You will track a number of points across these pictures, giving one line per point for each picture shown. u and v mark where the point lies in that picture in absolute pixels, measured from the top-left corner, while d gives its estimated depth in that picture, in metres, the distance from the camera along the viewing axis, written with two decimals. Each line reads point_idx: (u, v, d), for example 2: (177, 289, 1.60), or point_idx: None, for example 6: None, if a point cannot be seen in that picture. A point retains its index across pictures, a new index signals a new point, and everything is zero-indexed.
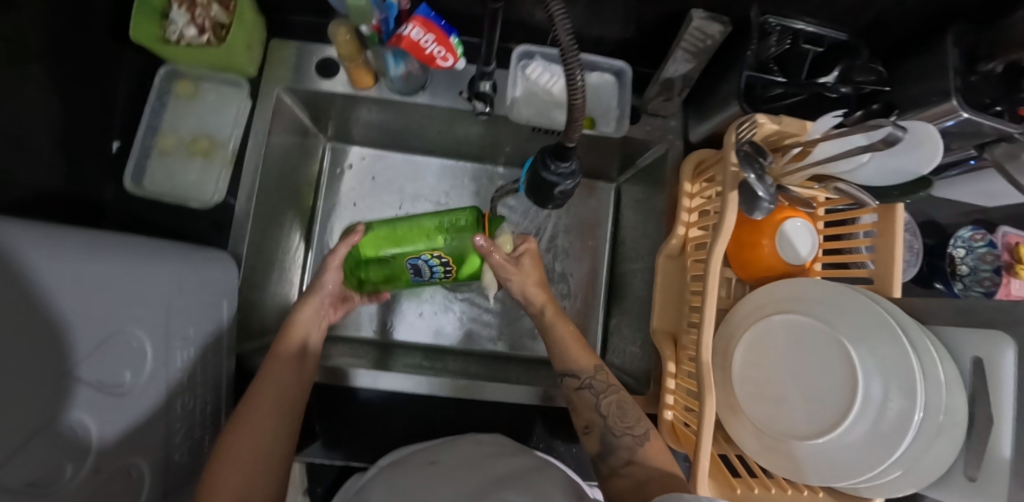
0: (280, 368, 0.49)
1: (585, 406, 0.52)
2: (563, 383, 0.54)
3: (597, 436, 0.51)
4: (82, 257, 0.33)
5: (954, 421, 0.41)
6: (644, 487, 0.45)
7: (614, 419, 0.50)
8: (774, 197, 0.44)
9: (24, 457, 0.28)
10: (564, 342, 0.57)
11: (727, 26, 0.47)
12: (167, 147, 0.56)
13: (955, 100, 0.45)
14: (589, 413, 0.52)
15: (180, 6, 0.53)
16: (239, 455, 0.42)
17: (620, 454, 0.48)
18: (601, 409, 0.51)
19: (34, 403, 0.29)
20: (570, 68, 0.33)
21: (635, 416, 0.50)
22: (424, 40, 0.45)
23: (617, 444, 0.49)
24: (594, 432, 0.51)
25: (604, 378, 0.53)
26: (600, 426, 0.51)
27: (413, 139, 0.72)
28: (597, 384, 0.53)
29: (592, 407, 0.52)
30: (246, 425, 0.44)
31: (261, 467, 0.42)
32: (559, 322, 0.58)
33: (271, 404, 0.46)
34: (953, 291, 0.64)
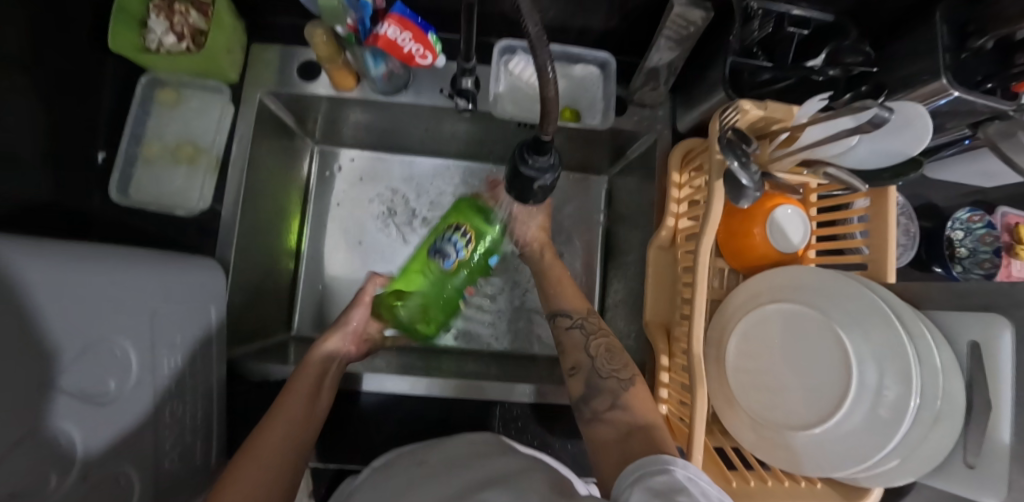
0: (302, 387, 0.47)
1: (574, 347, 0.53)
2: (555, 322, 0.57)
3: (583, 379, 0.50)
4: (63, 270, 0.34)
5: (952, 407, 0.40)
6: (626, 439, 0.42)
7: (602, 361, 0.50)
8: (758, 185, 0.43)
9: (7, 466, 0.28)
10: (559, 287, 0.60)
11: (709, 12, 0.46)
12: (152, 156, 0.56)
13: (945, 78, 0.44)
14: (577, 353, 0.52)
15: (158, 14, 0.53)
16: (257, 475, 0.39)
17: (605, 398, 0.47)
18: (589, 350, 0.52)
19: (17, 415, 0.29)
20: (541, 60, 0.32)
21: (621, 360, 0.50)
22: (401, 38, 0.44)
23: (602, 387, 0.48)
24: (580, 374, 0.51)
25: (594, 322, 0.55)
26: (587, 367, 0.51)
27: (403, 140, 0.72)
28: (587, 325, 0.55)
29: (580, 347, 0.53)
30: (266, 445, 0.41)
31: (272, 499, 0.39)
32: (555, 265, 0.63)
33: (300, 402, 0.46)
34: (952, 274, 0.63)
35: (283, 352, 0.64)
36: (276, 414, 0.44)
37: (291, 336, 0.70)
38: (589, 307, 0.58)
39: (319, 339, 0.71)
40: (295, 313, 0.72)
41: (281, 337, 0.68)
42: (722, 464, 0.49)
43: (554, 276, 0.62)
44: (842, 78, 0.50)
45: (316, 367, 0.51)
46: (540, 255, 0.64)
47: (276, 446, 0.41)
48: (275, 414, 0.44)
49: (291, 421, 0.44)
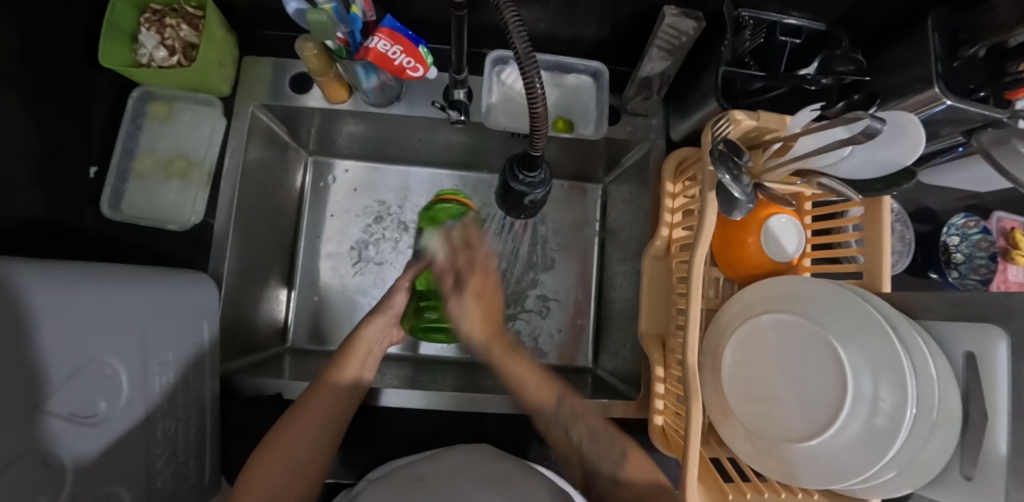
0: (319, 406, 0.49)
1: (560, 442, 0.53)
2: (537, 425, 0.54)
3: (565, 423, 0.52)
4: (52, 291, 0.33)
5: (949, 418, 0.40)
6: None
7: (581, 433, 0.52)
8: (751, 197, 0.43)
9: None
10: (521, 384, 0.55)
11: (700, 21, 0.46)
12: (144, 170, 0.56)
13: (938, 87, 0.44)
14: (566, 448, 0.53)
15: (149, 28, 0.53)
16: (290, 451, 0.45)
17: (604, 481, 0.50)
18: (574, 441, 0.52)
19: (6, 440, 0.28)
20: (529, 78, 0.33)
21: (611, 442, 0.51)
22: (391, 51, 0.44)
23: (598, 469, 0.50)
24: (557, 423, 0.53)
25: (570, 408, 0.53)
26: (578, 459, 0.52)
27: (397, 151, 0.72)
28: (563, 419, 0.53)
29: (552, 414, 0.53)
30: (303, 423, 0.47)
31: (301, 471, 0.45)
32: (509, 362, 0.56)
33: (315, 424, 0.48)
34: (948, 280, 0.63)
35: (278, 366, 0.64)
36: (313, 396, 0.49)
37: (286, 348, 0.70)
38: (559, 391, 0.54)
39: (314, 351, 0.71)
40: (290, 325, 0.72)
41: (276, 349, 0.68)
42: (718, 475, 0.48)
43: (511, 379, 0.55)
44: (836, 87, 0.49)
45: (360, 349, 0.56)
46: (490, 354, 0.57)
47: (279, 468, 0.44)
48: (286, 434, 0.46)
49: (297, 444, 0.46)
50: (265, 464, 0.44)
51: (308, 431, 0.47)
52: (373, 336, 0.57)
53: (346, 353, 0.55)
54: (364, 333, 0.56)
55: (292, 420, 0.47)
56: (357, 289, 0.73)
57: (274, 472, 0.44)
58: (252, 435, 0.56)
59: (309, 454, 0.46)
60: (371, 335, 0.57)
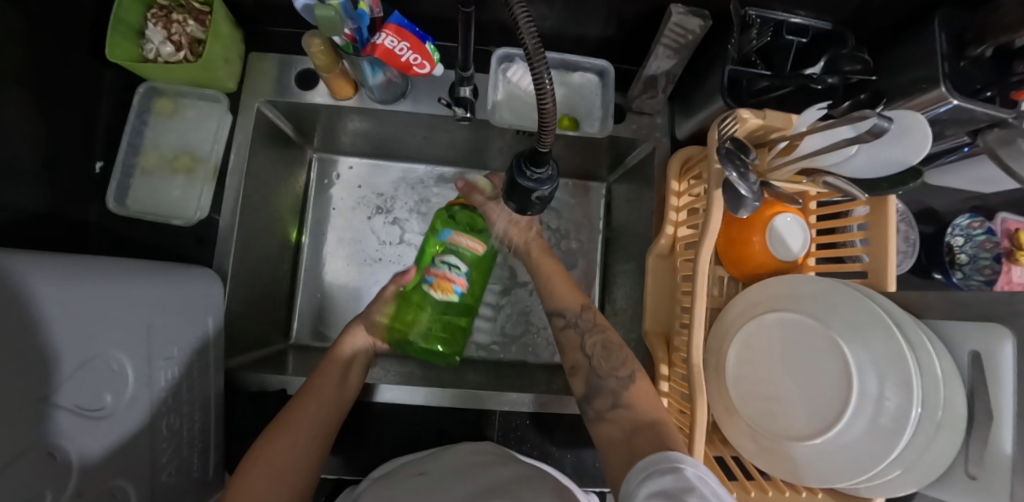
0: (316, 402, 0.50)
1: (572, 347, 0.54)
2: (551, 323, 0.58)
3: (583, 378, 0.51)
4: (59, 284, 0.34)
5: (954, 417, 0.39)
6: (634, 433, 0.43)
7: (602, 362, 0.51)
8: (757, 195, 0.42)
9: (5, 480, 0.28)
10: (551, 284, 0.60)
11: (707, 21, 0.46)
12: (149, 165, 0.56)
13: (944, 87, 0.44)
14: (575, 354, 0.54)
15: (156, 24, 0.53)
16: (289, 438, 0.46)
17: (606, 398, 0.48)
18: (585, 350, 0.53)
19: (11, 432, 0.28)
20: (537, 73, 0.33)
21: (620, 358, 0.51)
22: (399, 48, 0.44)
23: (604, 385, 0.49)
24: (580, 374, 0.52)
25: (587, 320, 0.55)
26: (585, 367, 0.52)
27: (402, 148, 0.72)
28: (581, 323, 0.55)
29: (577, 347, 0.54)
30: (289, 431, 0.46)
31: (293, 476, 0.44)
32: (543, 259, 0.63)
33: (314, 408, 0.49)
34: (953, 281, 0.63)
35: (282, 362, 0.64)
36: (299, 404, 0.49)
37: (290, 345, 0.70)
38: (583, 303, 0.57)
39: (318, 348, 0.71)
40: (293, 322, 0.72)
41: (280, 346, 0.68)
42: (722, 474, 0.48)
43: (543, 272, 0.62)
44: (841, 87, 0.49)
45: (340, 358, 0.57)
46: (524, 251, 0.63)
47: (287, 459, 0.45)
48: (289, 420, 0.47)
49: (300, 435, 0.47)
50: (267, 451, 0.45)
51: (294, 438, 0.46)
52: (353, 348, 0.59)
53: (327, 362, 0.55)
54: (344, 340, 0.59)
55: (276, 430, 0.46)
56: (361, 287, 0.73)
57: (262, 480, 0.43)
58: (256, 431, 0.56)
59: (295, 462, 0.45)
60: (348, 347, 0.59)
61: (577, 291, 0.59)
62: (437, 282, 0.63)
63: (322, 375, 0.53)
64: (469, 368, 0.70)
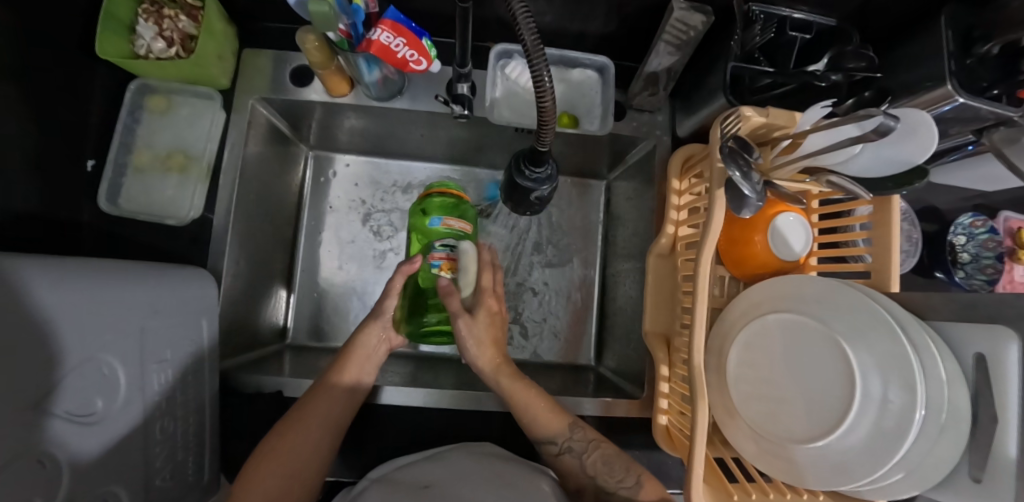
0: (324, 406, 0.48)
1: (572, 471, 0.52)
2: (542, 450, 0.52)
3: (573, 460, 0.51)
4: (48, 287, 0.33)
5: (957, 419, 0.39)
6: None
7: (604, 478, 0.50)
8: (760, 195, 0.42)
9: None
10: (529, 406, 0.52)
11: (709, 16, 0.45)
12: (142, 164, 0.55)
13: (950, 84, 0.43)
14: (577, 478, 0.51)
15: (148, 19, 0.52)
16: (299, 444, 0.46)
17: (597, 495, 0.49)
18: (587, 471, 0.51)
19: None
20: (538, 72, 0.33)
21: (622, 467, 0.50)
22: (394, 44, 0.43)
23: (614, 499, 0.49)
24: (587, 495, 0.51)
25: (583, 435, 0.51)
26: (591, 488, 0.51)
27: (399, 146, 0.71)
28: (575, 446, 0.51)
29: (579, 471, 0.51)
30: (300, 428, 0.46)
31: (298, 479, 0.45)
32: (516, 389, 0.52)
33: (326, 409, 0.48)
34: (954, 280, 0.62)
35: (278, 363, 0.63)
36: (312, 404, 0.48)
37: (286, 345, 0.69)
38: (570, 420, 0.52)
39: (315, 348, 0.70)
40: (289, 322, 0.71)
41: (276, 346, 0.67)
42: (723, 476, 0.48)
43: (509, 396, 0.52)
44: (845, 83, 0.48)
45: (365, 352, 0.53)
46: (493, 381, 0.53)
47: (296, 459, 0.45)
48: (297, 424, 0.46)
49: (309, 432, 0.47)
50: (278, 448, 0.45)
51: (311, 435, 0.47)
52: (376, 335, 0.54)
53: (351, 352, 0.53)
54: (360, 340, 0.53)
55: (292, 428, 0.46)
56: (358, 286, 0.72)
57: (273, 479, 0.44)
58: (252, 433, 0.55)
59: (304, 460, 0.46)
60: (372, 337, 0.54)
61: (558, 408, 0.53)
62: (443, 265, 0.58)
63: (335, 386, 0.50)
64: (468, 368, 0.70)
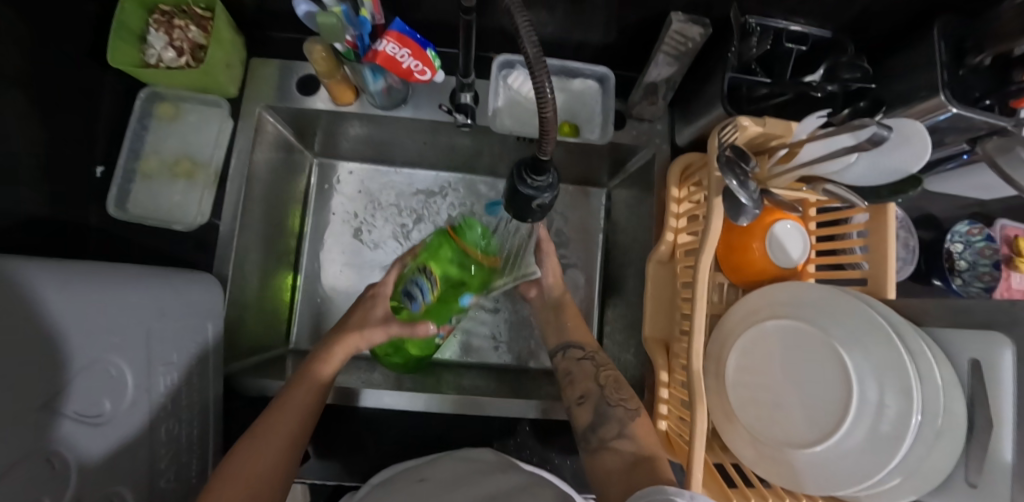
0: (302, 398, 0.48)
1: (585, 376, 0.56)
2: (566, 353, 0.60)
3: (591, 407, 0.53)
4: (59, 290, 0.34)
5: (953, 424, 0.39)
6: (633, 469, 0.45)
7: (610, 390, 0.53)
8: (758, 203, 0.43)
9: (6, 487, 0.28)
10: (566, 321, 0.64)
11: (706, 28, 0.46)
12: (150, 171, 0.56)
13: (944, 95, 0.44)
14: (587, 382, 0.55)
15: (158, 29, 0.53)
16: (277, 435, 0.45)
17: (611, 427, 0.50)
18: (598, 380, 0.55)
19: (10, 439, 0.28)
20: (539, 81, 0.33)
21: (629, 390, 0.53)
22: (400, 54, 0.45)
23: (608, 416, 0.51)
24: (588, 403, 0.53)
25: (602, 356, 0.59)
26: (596, 394, 0.54)
27: (402, 153, 0.72)
28: (597, 357, 0.58)
29: (590, 377, 0.56)
30: (279, 422, 0.45)
31: (267, 485, 0.42)
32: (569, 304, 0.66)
33: (303, 400, 0.48)
34: (952, 287, 0.63)
35: (281, 367, 0.63)
36: (292, 394, 0.48)
37: (289, 350, 0.70)
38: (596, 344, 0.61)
39: (317, 353, 0.71)
40: (292, 327, 0.71)
41: (279, 351, 0.68)
42: (722, 481, 0.48)
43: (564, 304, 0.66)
44: (841, 94, 0.49)
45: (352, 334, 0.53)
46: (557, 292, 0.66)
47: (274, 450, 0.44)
48: (273, 417, 0.45)
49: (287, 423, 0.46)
50: (254, 444, 0.43)
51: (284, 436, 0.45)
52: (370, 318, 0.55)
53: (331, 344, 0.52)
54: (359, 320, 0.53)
55: (270, 418, 0.45)
56: (360, 291, 0.73)
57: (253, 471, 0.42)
58: None
59: (280, 452, 0.44)
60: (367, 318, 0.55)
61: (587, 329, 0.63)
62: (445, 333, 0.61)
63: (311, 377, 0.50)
64: (470, 374, 0.70)
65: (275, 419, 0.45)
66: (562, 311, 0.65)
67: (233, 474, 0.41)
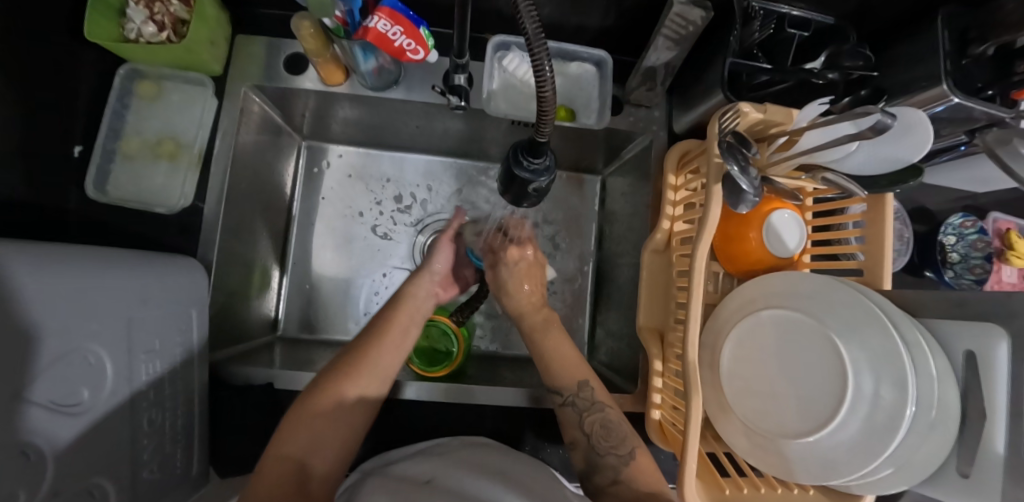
0: (365, 377, 0.47)
1: (570, 423, 0.51)
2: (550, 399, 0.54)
3: (582, 455, 0.50)
4: (33, 276, 0.32)
5: (947, 416, 0.39)
6: None
7: (598, 438, 0.49)
8: (758, 190, 0.42)
9: None
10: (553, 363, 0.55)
11: (708, 11, 0.45)
12: (130, 151, 0.53)
13: (946, 84, 0.44)
14: (572, 431, 0.51)
15: (138, 2, 0.50)
16: (326, 420, 0.43)
17: (606, 473, 0.48)
18: (584, 428, 0.50)
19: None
20: (538, 59, 0.34)
21: (619, 434, 0.49)
22: (392, 32, 0.43)
23: (602, 462, 0.48)
24: (578, 450, 0.50)
25: (586, 397, 0.51)
26: (584, 444, 0.50)
27: (394, 137, 0.70)
28: (580, 402, 0.51)
29: (575, 426, 0.51)
30: (331, 398, 0.44)
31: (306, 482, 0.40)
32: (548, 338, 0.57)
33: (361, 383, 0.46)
34: (944, 279, 0.63)
35: (269, 356, 0.62)
36: (355, 373, 0.47)
37: (277, 337, 0.68)
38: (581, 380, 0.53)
39: (305, 341, 0.69)
40: (281, 315, 0.70)
41: (266, 339, 0.66)
42: (715, 471, 0.49)
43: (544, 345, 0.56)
44: (842, 82, 0.49)
45: (409, 307, 0.55)
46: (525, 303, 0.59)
47: (326, 438, 0.43)
48: (327, 394, 0.44)
49: (341, 408, 0.44)
50: (302, 423, 0.43)
51: (330, 425, 0.43)
52: (422, 293, 0.58)
53: (387, 328, 0.52)
54: (412, 289, 0.57)
55: (324, 394, 0.44)
56: (350, 279, 0.71)
57: (301, 443, 0.42)
58: (240, 428, 0.54)
59: (328, 434, 0.43)
60: (417, 295, 0.58)
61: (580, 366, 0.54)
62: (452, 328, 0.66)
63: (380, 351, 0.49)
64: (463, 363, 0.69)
65: (325, 395, 0.44)
66: (545, 357, 0.55)
67: (281, 454, 0.41)
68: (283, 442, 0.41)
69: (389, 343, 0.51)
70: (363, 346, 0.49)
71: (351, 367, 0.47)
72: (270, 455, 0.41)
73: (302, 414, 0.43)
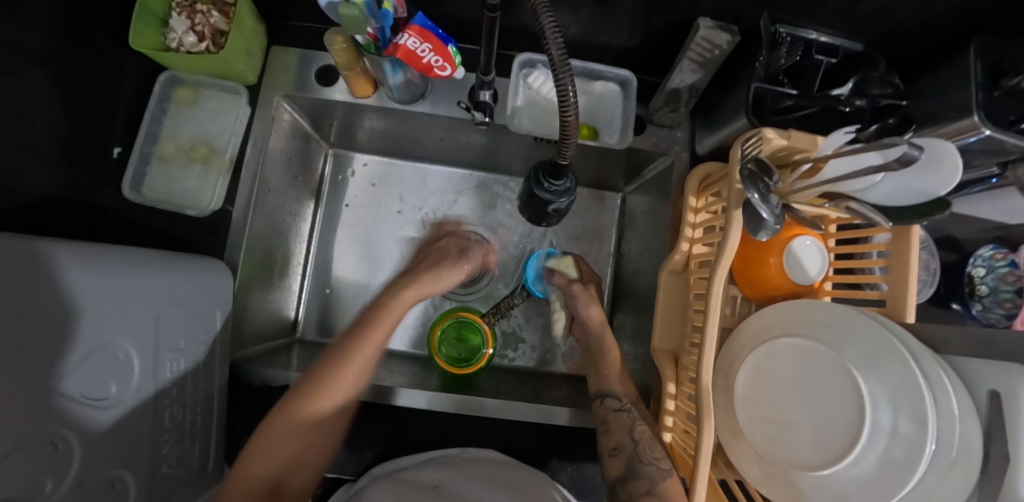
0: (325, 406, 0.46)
1: (619, 428, 0.51)
2: (601, 404, 0.54)
3: (624, 460, 0.49)
4: (65, 274, 0.34)
5: (967, 457, 0.37)
6: None
7: (645, 446, 0.49)
8: (777, 219, 0.42)
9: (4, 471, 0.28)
10: (612, 366, 0.57)
11: (735, 36, 0.46)
12: (166, 154, 0.56)
13: (978, 115, 0.43)
14: (620, 434, 0.51)
15: (181, 13, 0.53)
16: (290, 444, 0.45)
17: (642, 483, 0.47)
18: (633, 434, 0.50)
19: (5, 423, 0.28)
20: (562, 83, 0.34)
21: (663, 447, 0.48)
22: (420, 49, 0.45)
23: (642, 472, 0.47)
24: (621, 454, 0.49)
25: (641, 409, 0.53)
26: (629, 449, 0.49)
27: (416, 148, 0.71)
28: (635, 411, 0.53)
29: (627, 430, 0.51)
30: (294, 424, 0.45)
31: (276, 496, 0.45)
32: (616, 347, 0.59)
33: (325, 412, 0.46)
34: (971, 313, 0.61)
35: (287, 358, 0.63)
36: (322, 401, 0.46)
37: (295, 340, 0.70)
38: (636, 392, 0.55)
39: (322, 344, 0.71)
40: (300, 316, 0.71)
41: (285, 340, 0.68)
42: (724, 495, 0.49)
43: (613, 355, 0.58)
44: (869, 110, 0.48)
45: (382, 323, 0.50)
46: (602, 335, 0.60)
47: (277, 458, 0.44)
48: (276, 420, 0.45)
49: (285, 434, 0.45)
50: (263, 446, 0.44)
51: (297, 447, 0.45)
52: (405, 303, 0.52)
53: (355, 350, 0.48)
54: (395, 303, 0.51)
55: (276, 417, 0.45)
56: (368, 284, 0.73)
57: (264, 467, 0.44)
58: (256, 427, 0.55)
59: (292, 455, 0.45)
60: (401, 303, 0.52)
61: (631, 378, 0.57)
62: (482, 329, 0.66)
63: (339, 380, 0.46)
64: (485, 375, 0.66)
65: (273, 422, 0.45)
66: (602, 358, 0.58)
67: (241, 475, 0.44)
68: (244, 463, 0.44)
69: (350, 370, 0.47)
70: (330, 368, 0.47)
71: (322, 385, 0.46)
72: (237, 474, 0.44)
73: (262, 437, 0.44)
